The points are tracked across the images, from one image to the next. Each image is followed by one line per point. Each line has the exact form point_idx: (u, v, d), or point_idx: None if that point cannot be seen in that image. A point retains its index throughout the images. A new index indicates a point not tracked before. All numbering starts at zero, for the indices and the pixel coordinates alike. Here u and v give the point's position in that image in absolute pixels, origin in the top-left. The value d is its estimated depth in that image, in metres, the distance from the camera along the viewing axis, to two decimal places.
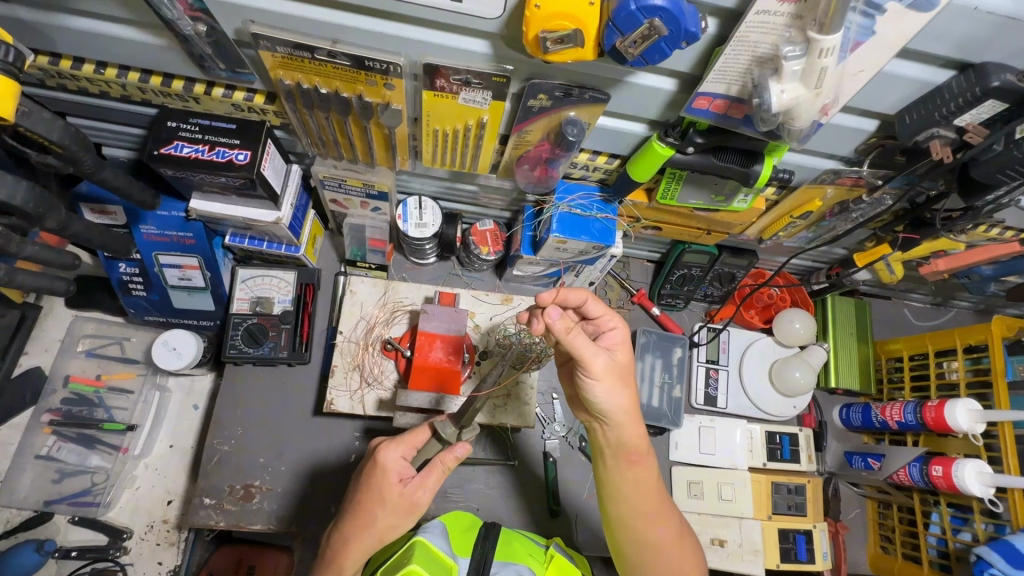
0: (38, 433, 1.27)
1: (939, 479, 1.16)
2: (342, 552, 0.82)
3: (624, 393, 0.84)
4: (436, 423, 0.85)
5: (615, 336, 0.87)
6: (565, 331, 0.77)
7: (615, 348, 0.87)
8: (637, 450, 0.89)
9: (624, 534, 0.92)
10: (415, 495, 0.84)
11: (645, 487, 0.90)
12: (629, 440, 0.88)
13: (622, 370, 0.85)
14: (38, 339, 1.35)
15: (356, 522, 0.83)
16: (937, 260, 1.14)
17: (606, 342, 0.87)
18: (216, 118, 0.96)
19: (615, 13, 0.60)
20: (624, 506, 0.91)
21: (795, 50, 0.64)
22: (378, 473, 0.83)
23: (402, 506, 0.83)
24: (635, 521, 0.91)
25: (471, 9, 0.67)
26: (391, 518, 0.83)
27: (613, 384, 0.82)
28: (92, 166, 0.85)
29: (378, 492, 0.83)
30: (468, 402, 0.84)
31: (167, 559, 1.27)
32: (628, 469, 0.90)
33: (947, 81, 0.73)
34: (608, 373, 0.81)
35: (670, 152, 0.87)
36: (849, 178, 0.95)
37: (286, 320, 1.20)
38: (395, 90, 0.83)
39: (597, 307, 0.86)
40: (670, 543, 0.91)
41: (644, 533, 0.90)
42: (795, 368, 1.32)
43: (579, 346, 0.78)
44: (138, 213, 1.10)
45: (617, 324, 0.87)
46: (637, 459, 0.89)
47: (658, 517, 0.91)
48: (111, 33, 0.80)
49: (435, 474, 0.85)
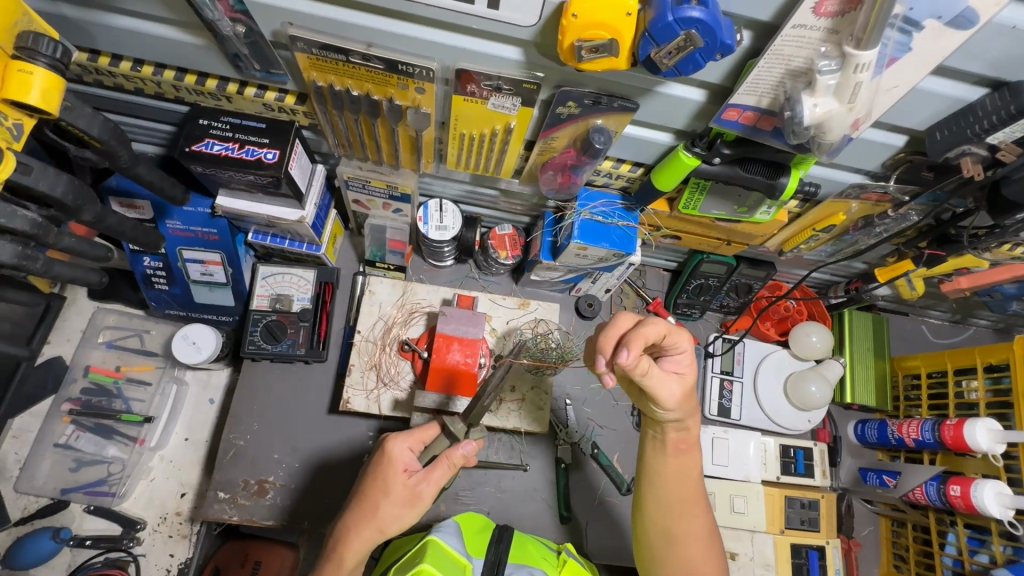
0: (58, 422, 1.29)
1: (957, 499, 1.14)
2: (345, 541, 0.82)
3: (691, 403, 0.88)
4: (445, 419, 0.86)
5: (684, 359, 0.86)
6: (639, 372, 0.79)
7: (684, 370, 0.86)
8: (688, 439, 0.93)
9: (653, 526, 0.92)
10: (419, 486, 0.83)
11: (687, 477, 0.93)
12: (685, 429, 0.91)
13: (690, 392, 0.87)
14: (60, 328, 1.38)
15: (359, 512, 0.83)
16: (960, 279, 1.12)
17: (673, 365, 0.86)
18: (246, 116, 0.97)
19: (652, 24, 0.61)
20: (662, 497, 0.92)
21: (830, 64, 0.64)
22: (386, 461, 0.84)
23: (405, 497, 0.83)
24: (673, 512, 0.91)
25: (507, 16, 0.68)
26: (392, 508, 0.82)
27: (686, 404, 0.87)
28: (127, 161, 0.87)
29: (383, 481, 0.83)
30: (477, 397, 0.86)
31: (178, 552, 1.28)
32: (677, 458, 0.93)
33: (980, 99, 0.73)
34: (679, 402, 0.85)
35: (697, 162, 0.87)
36: (875, 193, 0.95)
37: (305, 317, 1.21)
38: (425, 93, 0.84)
39: (672, 336, 0.82)
40: (700, 540, 0.90)
41: (672, 528, 0.91)
42: (812, 383, 1.32)
43: (653, 381, 0.81)
44: (165, 208, 1.12)
45: (687, 346, 0.85)
46: (687, 448, 0.93)
47: (690, 511, 0.91)
48: (151, 32, 0.82)
49: (441, 469, 0.83)
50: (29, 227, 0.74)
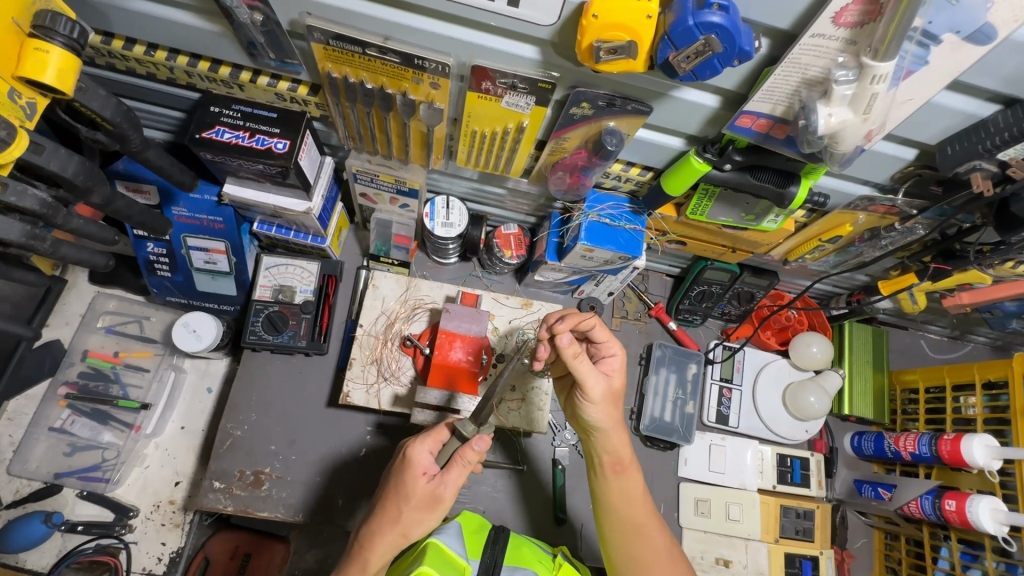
0: (53, 406, 1.28)
1: (952, 514, 1.14)
2: (369, 544, 0.83)
3: (615, 410, 0.91)
4: (456, 421, 0.84)
5: (614, 362, 0.92)
6: (571, 355, 0.84)
7: (613, 373, 0.92)
8: (621, 458, 0.93)
9: (616, 552, 0.92)
10: (440, 489, 0.83)
11: (631, 500, 0.92)
12: (614, 449, 0.92)
13: (616, 395, 0.91)
14: (60, 312, 1.37)
15: (384, 516, 0.83)
16: (961, 294, 1.12)
17: (605, 367, 0.92)
18: (258, 105, 0.97)
19: (672, 28, 0.61)
20: (617, 521, 0.92)
21: (847, 74, 0.65)
22: (406, 467, 0.84)
23: (427, 501, 0.83)
24: (626, 535, 0.92)
25: (525, 14, 0.68)
26: (417, 513, 0.82)
27: (610, 407, 0.91)
28: (137, 145, 0.86)
29: (403, 486, 0.83)
30: (485, 397, 0.87)
31: (171, 540, 1.27)
32: (617, 481, 0.93)
33: (993, 115, 0.73)
34: (605, 398, 0.89)
35: (708, 168, 0.87)
36: (882, 205, 0.96)
37: (307, 309, 1.21)
38: (440, 89, 0.84)
39: (602, 333, 0.90)
40: (665, 559, 0.91)
41: (635, 549, 0.91)
42: (811, 394, 1.31)
43: (581, 371, 0.85)
44: (172, 193, 1.11)
45: (617, 351, 0.92)
46: (624, 469, 0.93)
47: (645, 531, 0.92)
48: (167, 17, 0.81)
49: (458, 469, 0.83)
50: (38, 206, 0.74)
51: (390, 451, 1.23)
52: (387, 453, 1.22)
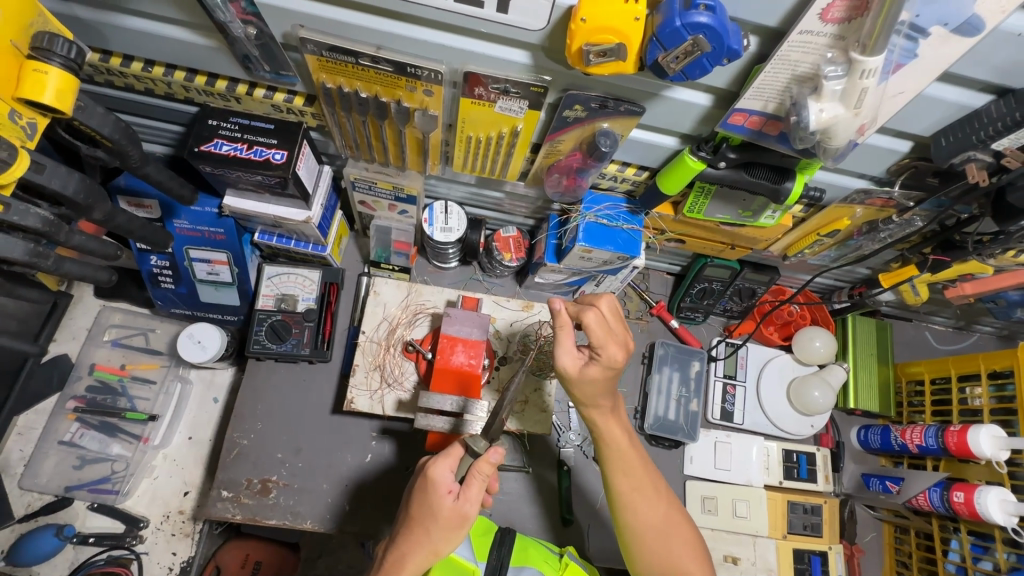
0: (62, 419, 1.29)
1: (961, 506, 1.14)
2: (401, 561, 0.84)
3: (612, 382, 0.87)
4: (467, 437, 0.83)
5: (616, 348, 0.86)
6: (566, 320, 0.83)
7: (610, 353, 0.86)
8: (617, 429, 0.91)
9: (625, 525, 0.92)
10: (465, 508, 0.83)
11: (620, 452, 0.92)
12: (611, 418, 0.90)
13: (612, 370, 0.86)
14: (67, 327, 1.39)
15: (411, 536, 0.84)
16: (964, 284, 1.13)
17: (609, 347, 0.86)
18: (255, 117, 0.98)
19: (660, 30, 0.62)
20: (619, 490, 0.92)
21: (836, 70, 0.65)
22: (430, 488, 0.82)
23: (453, 521, 0.83)
24: (629, 508, 0.91)
25: (516, 20, 0.68)
26: (445, 533, 0.83)
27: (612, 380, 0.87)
28: (137, 160, 0.87)
29: (431, 506, 0.82)
30: (494, 411, 0.85)
31: (181, 550, 1.28)
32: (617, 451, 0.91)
33: (985, 106, 0.73)
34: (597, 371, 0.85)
35: (702, 166, 0.88)
36: (879, 199, 0.97)
37: (310, 317, 1.21)
38: (433, 96, 0.85)
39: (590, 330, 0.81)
40: (665, 525, 0.92)
41: (635, 521, 0.91)
42: (815, 389, 1.30)
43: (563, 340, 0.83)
44: (174, 207, 1.13)
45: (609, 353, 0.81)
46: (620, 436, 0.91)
47: (644, 503, 0.91)
48: (164, 34, 0.83)
49: (477, 483, 0.83)
50: (41, 225, 0.75)
51: (393, 454, 1.24)
52: (391, 458, 1.23)
